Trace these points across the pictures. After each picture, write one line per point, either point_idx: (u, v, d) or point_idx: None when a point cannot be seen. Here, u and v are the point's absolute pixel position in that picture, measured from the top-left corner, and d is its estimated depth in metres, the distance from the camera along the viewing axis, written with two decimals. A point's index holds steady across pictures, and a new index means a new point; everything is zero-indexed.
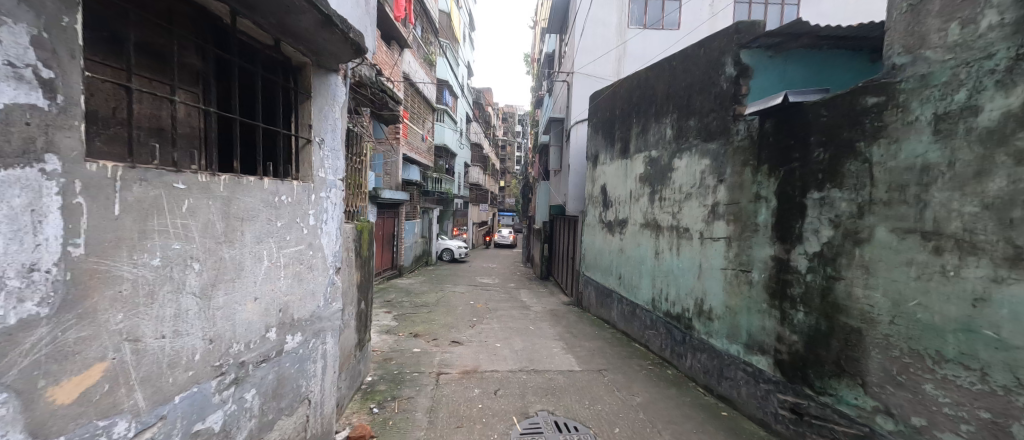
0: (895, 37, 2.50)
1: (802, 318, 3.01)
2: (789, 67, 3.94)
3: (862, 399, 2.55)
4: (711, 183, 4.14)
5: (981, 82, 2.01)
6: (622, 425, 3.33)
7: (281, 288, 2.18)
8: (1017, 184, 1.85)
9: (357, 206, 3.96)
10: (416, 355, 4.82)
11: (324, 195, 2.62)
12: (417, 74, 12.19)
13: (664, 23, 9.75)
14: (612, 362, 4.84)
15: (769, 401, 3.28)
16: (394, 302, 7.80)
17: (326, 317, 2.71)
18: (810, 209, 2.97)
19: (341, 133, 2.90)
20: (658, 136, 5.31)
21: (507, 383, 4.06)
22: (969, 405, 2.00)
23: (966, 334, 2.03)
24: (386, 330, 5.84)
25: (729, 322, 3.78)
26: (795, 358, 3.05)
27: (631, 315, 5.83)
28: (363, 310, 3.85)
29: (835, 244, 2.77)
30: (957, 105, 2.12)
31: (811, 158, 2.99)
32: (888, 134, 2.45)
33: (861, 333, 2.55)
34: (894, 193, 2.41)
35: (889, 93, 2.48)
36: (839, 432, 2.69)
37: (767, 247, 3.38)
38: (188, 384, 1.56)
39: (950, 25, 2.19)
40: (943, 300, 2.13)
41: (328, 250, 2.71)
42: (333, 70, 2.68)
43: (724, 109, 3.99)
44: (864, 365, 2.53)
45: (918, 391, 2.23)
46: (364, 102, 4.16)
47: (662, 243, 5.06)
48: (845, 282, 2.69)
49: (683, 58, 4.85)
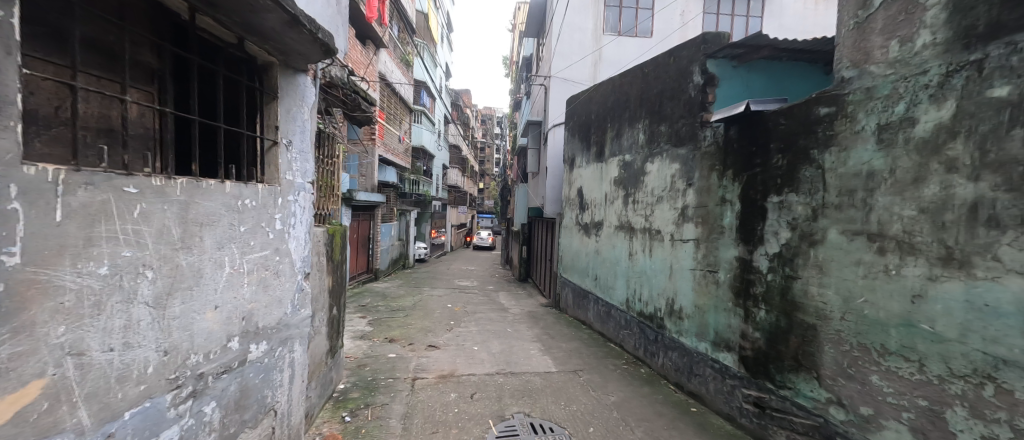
0: (844, 52, 2.67)
1: (763, 315, 3.16)
2: (753, 77, 4.14)
3: (817, 391, 2.71)
4: (681, 187, 4.29)
5: (917, 96, 2.19)
6: (596, 424, 3.39)
7: (244, 296, 2.10)
8: (948, 190, 2.03)
9: (329, 208, 3.85)
10: (391, 360, 4.73)
11: (292, 199, 2.55)
12: (393, 74, 12.03)
13: (637, 31, 10.01)
14: (588, 362, 4.91)
15: (734, 396, 3.43)
16: (369, 307, 7.63)
17: (294, 324, 2.62)
18: (770, 212, 3.13)
19: (311, 135, 2.84)
20: (631, 140, 5.45)
21: (484, 386, 4.06)
22: (910, 394, 2.16)
23: (906, 328, 2.19)
24: (360, 335, 5.70)
25: (698, 321, 3.92)
26: (758, 354, 3.20)
27: (606, 315, 5.95)
28: (335, 317, 3.76)
29: (792, 245, 2.94)
30: (897, 115, 2.29)
31: (770, 163, 3.15)
32: (839, 142, 2.62)
33: (816, 329, 2.71)
34: (844, 197, 2.58)
35: (839, 103, 2.65)
36: (797, 424, 2.84)
37: (733, 248, 3.53)
38: (139, 399, 1.48)
39: (891, 42, 2.37)
40: (887, 297, 2.29)
41: (296, 255, 2.62)
42: (302, 69, 2.61)
43: (692, 115, 4.13)
44: (818, 359, 2.69)
45: (866, 382, 2.39)
46: (335, 103, 4.05)
47: (636, 244, 5.20)
48: (802, 281, 2.85)
49: (654, 66, 5.00)
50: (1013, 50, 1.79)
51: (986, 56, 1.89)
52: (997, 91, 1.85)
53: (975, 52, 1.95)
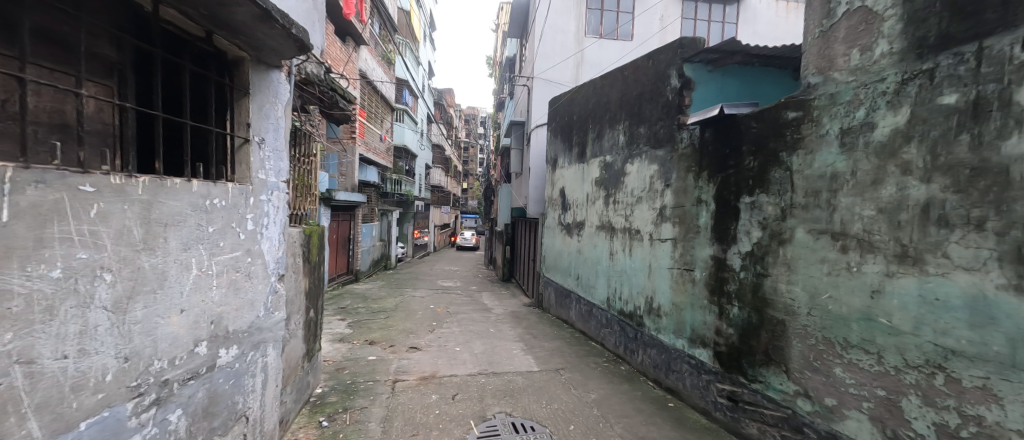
0: (810, 59, 2.79)
1: (736, 312, 3.27)
2: (727, 81, 4.27)
3: (785, 384, 2.82)
4: (659, 188, 4.39)
5: (876, 102, 2.31)
6: (577, 422, 3.43)
7: (213, 300, 2.02)
8: (903, 192, 2.15)
9: (306, 208, 3.75)
10: (371, 363, 4.65)
11: (264, 198, 2.47)
12: (374, 72, 11.83)
13: (618, 34, 10.16)
14: (570, 361, 4.96)
15: (710, 391, 3.53)
16: (349, 309, 7.47)
17: (267, 327, 2.54)
18: (742, 212, 3.24)
19: (285, 133, 2.76)
20: (612, 141, 5.54)
21: (466, 387, 4.04)
22: (869, 385, 2.28)
23: (866, 322, 2.31)
24: (339, 338, 5.58)
25: (675, 318, 4.02)
26: (731, 349, 3.31)
27: (588, 314, 6.02)
28: (313, 319, 3.67)
29: (763, 244, 3.05)
30: (858, 120, 2.41)
31: (743, 165, 3.26)
32: (805, 145, 2.74)
33: (785, 324, 2.83)
34: (810, 198, 2.69)
35: (805, 108, 2.77)
36: (767, 416, 2.95)
37: (708, 247, 3.63)
38: (97, 408, 1.41)
39: (852, 50, 2.49)
40: (849, 292, 2.42)
41: (269, 256, 2.54)
42: (275, 65, 2.54)
43: (670, 118, 4.23)
44: (787, 353, 2.81)
45: (830, 375, 2.51)
46: (312, 100, 3.95)
47: (616, 244, 5.28)
48: (772, 279, 2.97)
49: (634, 68, 5.09)
50: (961, 60, 1.93)
51: (936, 66, 2.03)
52: (947, 99, 1.98)
53: (926, 62, 2.08)
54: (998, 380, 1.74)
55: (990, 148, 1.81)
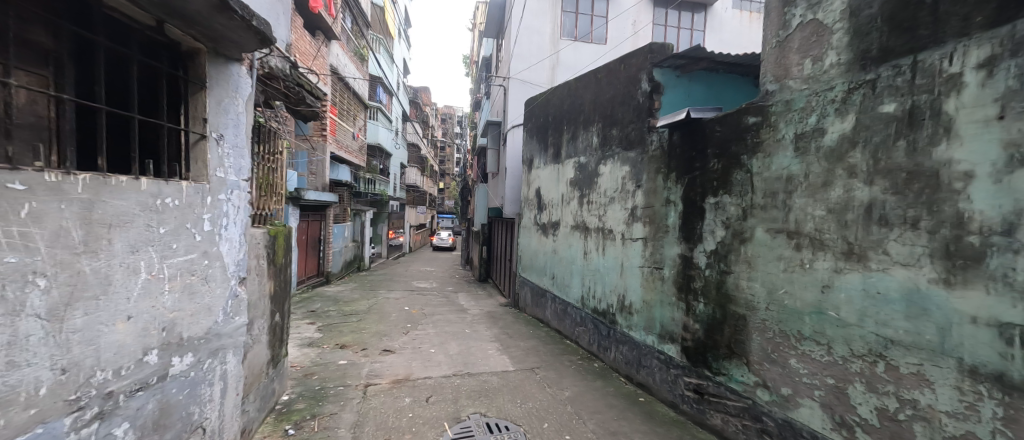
0: (768, 68, 2.94)
1: (702, 308, 3.40)
2: (694, 86, 4.44)
3: (746, 376, 2.97)
4: (631, 189, 4.50)
5: (826, 109, 2.47)
6: (550, 419, 3.46)
7: (165, 305, 1.91)
8: (850, 193, 2.31)
9: (271, 208, 3.60)
10: (342, 367, 4.52)
11: (223, 197, 2.35)
12: (346, 69, 11.49)
13: (592, 37, 10.34)
14: (545, 360, 5.00)
15: (678, 384, 3.66)
16: (320, 312, 7.22)
17: (226, 333, 2.42)
18: (708, 212, 3.38)
19: (247, 129, 2.64)
20: (585, 143, 5.64)
21: (440, 389, 4.00)
22: (820, 374, 2.43)
23: (817, 316, 2.47)
24: (308, 343, 5.38)
25: (646, 315, 4.14)
26: (698, 344, 3.44)
27: (563, 313, 6.10)
28: (278, 323, 3.52)
29: (726, 243, 3.19)
30: (810, 126, 2.57)
31: (708, 167, 3.40)
32: (764, 149, 2.89)
33: (746, 319, 2.98)
34: (768, 199, 2.84)
35: (764, 114, 2.92)
36: (730, 407, 3.09)
37: (675, 246, 3.76)
38: (29, 424, 1.30)
39: (805, 60, 2.64)
40: (802, 288, 2.57)
41: (229, 258, 2.42)
42: (235, 58, 2.43)
43: (641, 120, 4.35)
44: (747, 346, 2.96)
45: (786, 366, 2.66)
46: (277, 96, 3.78)
47: (590, 244, 5.38)
48: (734, 276, 3.11)
49: (607, 72, 5.20)
50: (898, 72, 2.10)
51: (878, 77, 2.19)
52: (887, 107, 2.15)
53: (869, 73, 2.25)
54: (930, 366, 1.91)
55: (923, 153, 1.97)
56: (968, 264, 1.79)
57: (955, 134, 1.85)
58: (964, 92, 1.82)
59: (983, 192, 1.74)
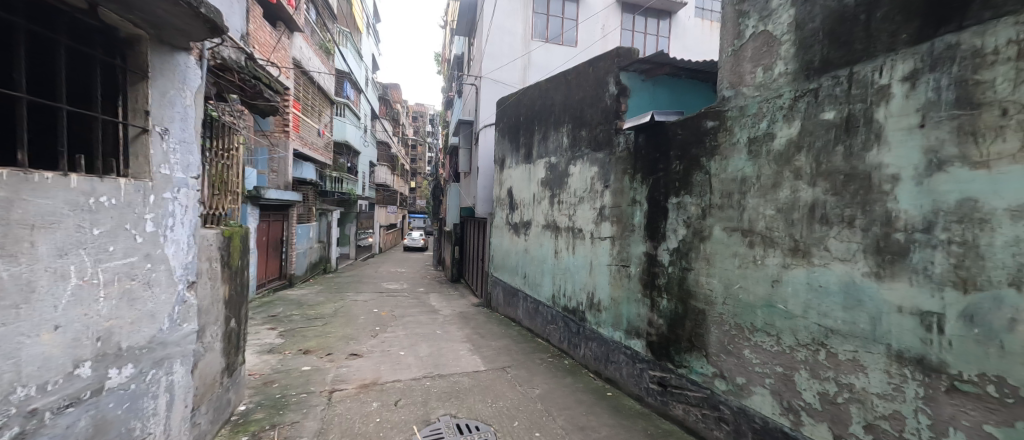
0: (724, 75, 3.10)
1: (665, 304, 3.54)
2: (658, 90, 4.60)
3: (705, 367, 3.12)
4: (599, 189, 4.61)
5: (775, 115, 2.64)
6: (521, 417, 3.49)
7: (100, 313, 1.76)
8: (796, 194, 2.48)
9: (226, 208, 3.39)
10: (305, 374, 4.33)
11: (169, 196, 2.20)
12: (310, 62, 11.01)
13: (563, 39, 10.50)
14: (516, 359, 5.03)
15: (643, 378, 3.79)
16: (282, 317, 6.88)
17: (173, 341, 2.26)
18: (671, 212, 3.52)
19: (196, 124, 2.48)
20: (556, 143, 5.71)
21: (409, 391, 3.93)
22: (770, 363, 2.60)
23: (768, 309, 2.64)
24: (267, 349, 5.11)
25: (613, 312, 4.26)
26: (661, 338, 3.58)
27: (535, 311, 6.15)
28: (234, 330, 3.32)
29: (687, 241, 3.33)
30: (762, 131, 2.74)
31: (670, 169, 3.54)
32: (721, 152, 3.05)
33: (704, 313, 3.13)
34: (725, 199, 3.00)
35: (721, 118, 3.07)
36: (691, 397, 3.24)
37: (641, 244, 3.89)
38: None
39: (757, 68, 2.81)
40: (755, 282, 2.74)
41: (176, 262, 2.26)
42: (181, 47, 2.27)
43: (608, 122, 4.47)
44: (706, 338, 3.11)
45: (741, 356, 2.82)
46: (230, 89, 3.55)
47: (561, 243, 5.45)
48: (694, 272, 3.26)
49: (576, 74, 5.29)
50: (837, 82, 2.28)
51: (820, 86, 2.37)
52: (828, 115, 2.32)
53: (812, 82, 2.42)
54: (864, 352, 2.09)
55: (858, 158, 2.15)
56: (894, 259, 1.97)
57: (884, 140, 2.03)
58: (891, 102, 2.01)
59: (907, 194, 1.92)
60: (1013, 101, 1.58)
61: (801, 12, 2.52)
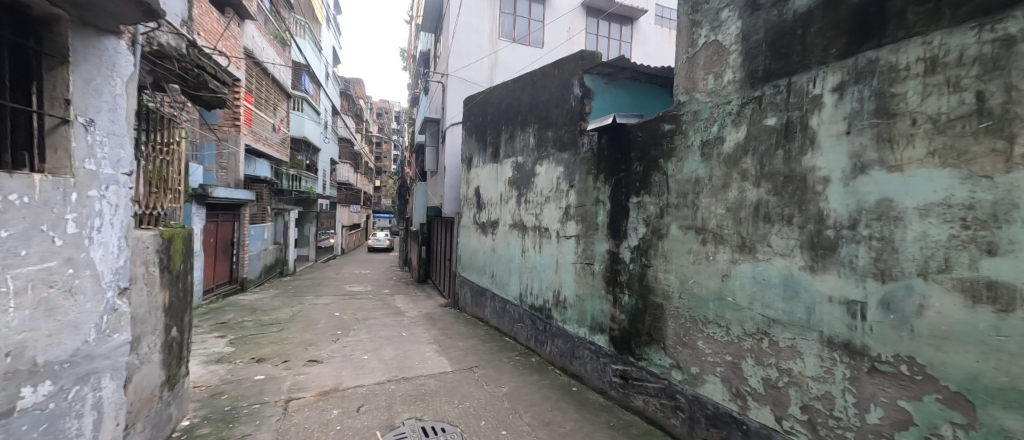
0: (680, 81, 3.26)
1: (627, 299, 3.68)
2: (620, 93, 4.76)
3: (663, 359, 3.28)
4: (565, 188, 4.70)
5: (725, 120, 2.81)
6: (487, 417, 3.49)
7: (9, 325, 1.57)
8: (743, 194, 2.67)
9: (166, 207, 3.11)
10: (258, 383, 4.08)
11: (95, 194, 1.98)
12: (264, 52, 10.36)
13: (530, 40, 10.59)
14: (484, 358, 5.02)
15: (606, 371, 3.92)
16: (232, 323, 6.43)
17: (101, 354, 2.04)
18: (631, 211, 3.66)
19: (128, 115, 2.25)
20: (522, 143, 5.76)
21: (373, 396, 3.81)
22: (721, 352, 2.78)
23: (719, 302, 2.81)
24: (216, 359, 4.76)
25: (578, 309, 4.36)
26: (623, 333, 3.72)
27: (502, 310, 6.17)
28: (175, 339, 3.07)
29: (646, 239, 3.48)
30: (713, 134, 2.91)
31: (631, 169, 3.68)
32: (677, 154, 3.20)
33: (662, 307, 3.29)
34: (680, 199, 3.16)
35: (677, 122, 3.23)
36: (650, 388, 3.39)
37: (604, 242, 4.02)
38: None
39: (709, 76, 2.98)
40: (707, 277, 2.91)
41: (104, 266, 2.05)
42: (110, 31, 2.07)
43: (573, 123, 4.57)
44: (664, 331, 3.27)
45: (695, 347, 2.98)
46: (170, 78, 3.27)
47: (528, 242, 5.50)
48: (653, 269, 3.41)
49: (542, 75, 5.35)
50: (778, 91, 2.46)
51: (763, 94, 2.55)
52: (770, 121, 2.51)
53: (757, 90, 2.61)
54: (801, 339, 2.28)
55: (795, 161, 2.35)
56: (826, 253, 2.17)
57: (817, 145, 2.23)
58: (822, 111, 2.21)
59: (836, 194, 2.12)
60: (921, 113, 1.80)
61: (747, 25, 2.71)
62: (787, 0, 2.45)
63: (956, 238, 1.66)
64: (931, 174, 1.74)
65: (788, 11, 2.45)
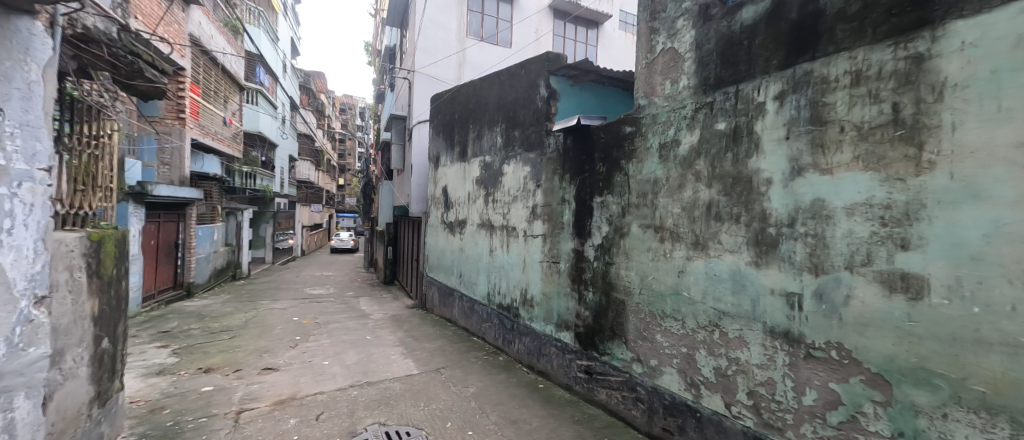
0: (639, 85, 3.38)
1: (591, 296, 3.78)
2: (585, 96, 4.86)
3: (624, 353, 3.40)
4: (531, 188, 4.75)
5: (680, 124, 2.96)
6: (454, 418, 3.46)
7: None
8: (696, 194, 2.82)
9: (94, 207, 2.83)
10: (206, 395, 3.81)
11: (4, 192, 1.77)
12: (212, 39, 9.65)
13: (498, 39, 10.60)
14: (451, 359, 4.97)
15: (571, 367, 4.00)
16: (176, 332, 5.95)
17: (13, 371, 1.83)
18: (595, 210, 3.76)
19: (44, 104, 2.02)
20: (490, 142, 5.75)
21: (333, 403, 3.67)
22: (677, 344, 2.92)
23: (675, 297, 2.95)
24: (156, 371, 4.39)
25: (545, 307, 4.43)
26: (588, 329, 3.81)
27: (470, 310, 6.15)
28: (107, 350, 2.80)
29: (609, 238, 3.59)
30: (670, 137, 3.04)
31: (595, 170, 3.78)
32: (636, 156, 3.33)
33: (624, 303, 3.41)
34: (640, 199, 3.29)
35: (637, 125, 3.36)
36: (613, 382, 3.50)
37: (570, 241, 4.10)
38: None
39: (666, 81, 3.12)
40: (665, 273, 3.04)
41: (16, 272, 1.83)
42: (21, 9, 1.85)
43: (540, 124, 4.63)
44: (625, 326, 3.39)
45: (653, 341, 3.12)
46: (98, 65, 2.96)
47: (495, 241, 5.51)
48: (615, 266, 3.52)
49: (508, 74, 5.37)
50: (727, 97, 2.62)
51: (714, 101, 2.71)
52: (720, 125, 2.66)
53: (709, 96, 2.76)
54: (747, 330, 2.45)
55: (741, 164, 2.51)
56: (768, 250, 2.34)
57: (761, 149, 2.39)
58: (765, 117, 2.38)
59: (777, 195, 2.29)
60: (848, 121, 1.98)
61: (700, 34, 2.86)
62: (735, 13, 2.62)
63: (876, 234, 1.84)
64: (856, 177, 1.92)
65: (735, 23, 2.62)
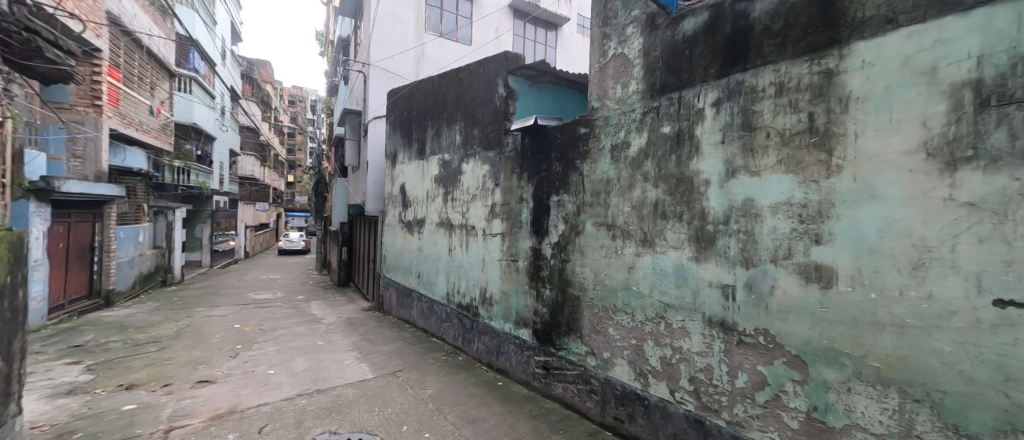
0: (592, 88, 3.49)
1: (548, 293, 3.86)
2: (543, 96, 4.94)
3: (579, 347, 3.51)
4: (490, 187, 4.75)
5: (630, 126, 3.10)
6: (410, 421, 3.39)
7: None
8: (644, 194, 2.97)
9: None
10: (127, 414, 3.43)
11: None
12: (135, 19, 8.66)
13: (457, 36, 10.47)
14: (408, 361, 4.86)
15: (529, 363, 4.07)
16: (91, 346, 5.29)
17: None
18: (552, 209, 3.84)
19: None
20: (449, 140, 5.68)
21: (279, 414, 3.45)
22: (627, 337, 3.06)
23: (625, 291, 3.10)
24: (66, 391, 3.88)
25: (504, 305, 4.45)
26: (545, 325, 3.89)
27: (429, 311, 6.05)
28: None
29: (565, 236, 3.68)
30: (621, 139, 3.18)
31: (552, 170, 3.86)
32: (590, 156, 3.44)
33: (579, 299, 3.52)
34: (594, 198, 3.40)
35: (591, 126, 3.46)
36: (569, 375, 3.61)
37: (528, 239, 4.16)
38: None
39: (617, 85, 3.25)
40: (616, 269, 3.18)
41: None
42: None
43: (498, 123, 4.64)
44: (580, 321, 3.50)
45: (606, 334, 3.25)
46: None
47: (454, 240, 5.46)
48: (571, 263, 3.62)
49: (467, 72, 5.33)
50: (671, 103, 2.78)
51: (660, 105, 2.86)
52: (665, 129, 2.82)
53: (655, 101, 2.91)
54: (688, 321, 2.62)
55: (684, 165, 2.68)
56: (707, 245, 2.52)
57: (701, 152, 2.57)
58: (704, 122, 2.56)
59: (714, 194, 2.47)
60: (772, 128, 2.18)
61: (647, 41, 3.01)
62: (678, 23, 2.78)
63: (795, 230, 2.05)
64: (780, 179, 2.12)
65: (678, 33, 2.79)
